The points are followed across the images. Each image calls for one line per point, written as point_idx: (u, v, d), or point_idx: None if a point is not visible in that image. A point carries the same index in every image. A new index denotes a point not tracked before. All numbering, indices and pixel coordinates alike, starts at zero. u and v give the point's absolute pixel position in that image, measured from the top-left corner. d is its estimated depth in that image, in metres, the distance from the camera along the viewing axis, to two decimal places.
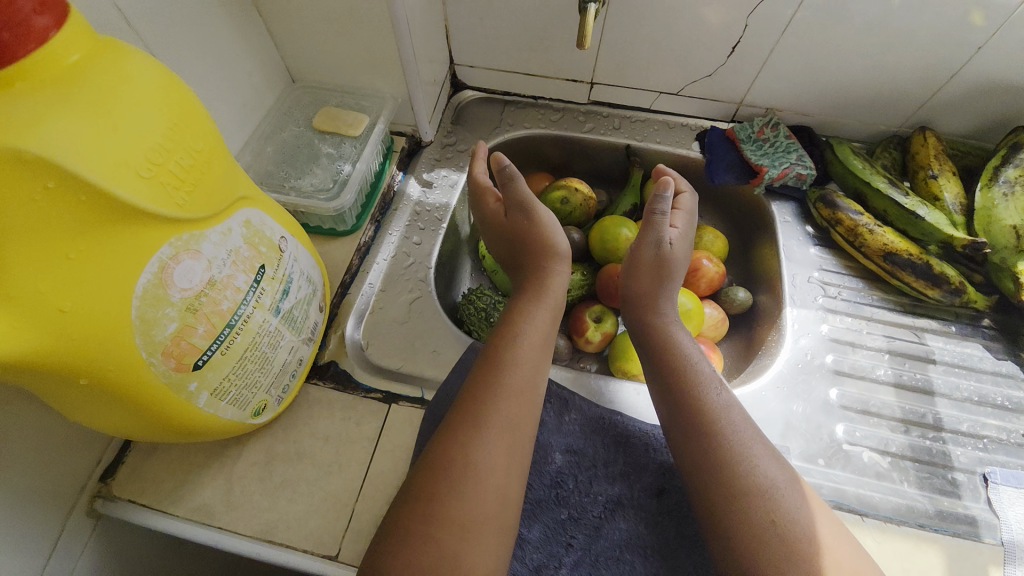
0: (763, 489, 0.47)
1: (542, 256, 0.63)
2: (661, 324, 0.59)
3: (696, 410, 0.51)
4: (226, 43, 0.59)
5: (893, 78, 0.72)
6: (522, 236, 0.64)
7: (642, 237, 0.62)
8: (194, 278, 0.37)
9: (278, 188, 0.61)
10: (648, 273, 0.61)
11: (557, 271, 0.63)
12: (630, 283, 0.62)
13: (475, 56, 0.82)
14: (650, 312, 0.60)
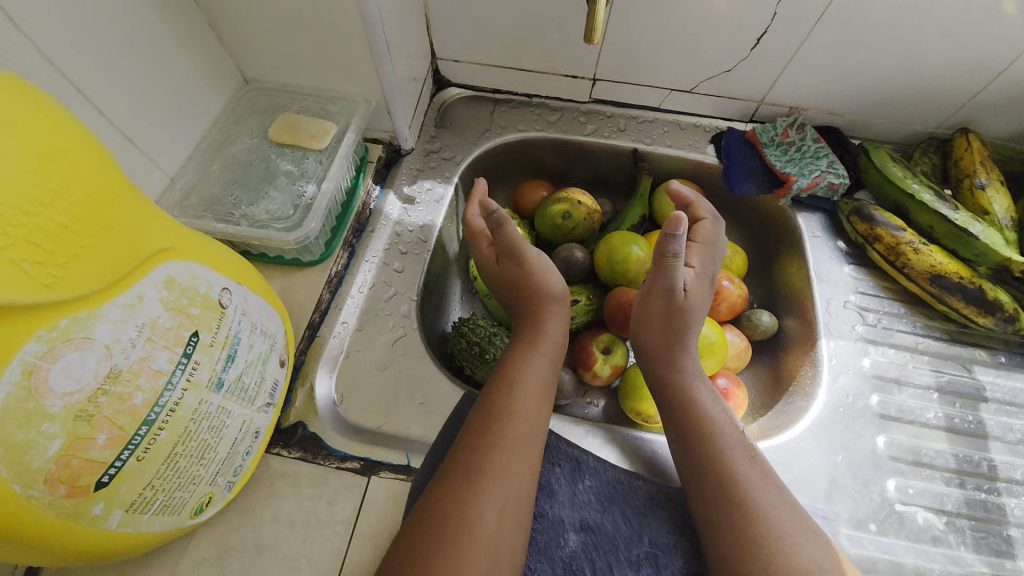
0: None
1: (538, 305, 0.56)
2: (676, 382, 0.52)
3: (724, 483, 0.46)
4: (153, 39, 0.48)
5: (938, 74, 0.63)
6: (518, 284, 0.57)
7: (650, 283, 0.53)
8: (83, 376, 0.28)
9: (226, 216, 0.51)
10: (659, 326, 0.53)
11: (554, 322, 0.56)
12: (640, 333, 0.55)
13: (460, 49, 0.72)
14: (663, 367, 0.53)
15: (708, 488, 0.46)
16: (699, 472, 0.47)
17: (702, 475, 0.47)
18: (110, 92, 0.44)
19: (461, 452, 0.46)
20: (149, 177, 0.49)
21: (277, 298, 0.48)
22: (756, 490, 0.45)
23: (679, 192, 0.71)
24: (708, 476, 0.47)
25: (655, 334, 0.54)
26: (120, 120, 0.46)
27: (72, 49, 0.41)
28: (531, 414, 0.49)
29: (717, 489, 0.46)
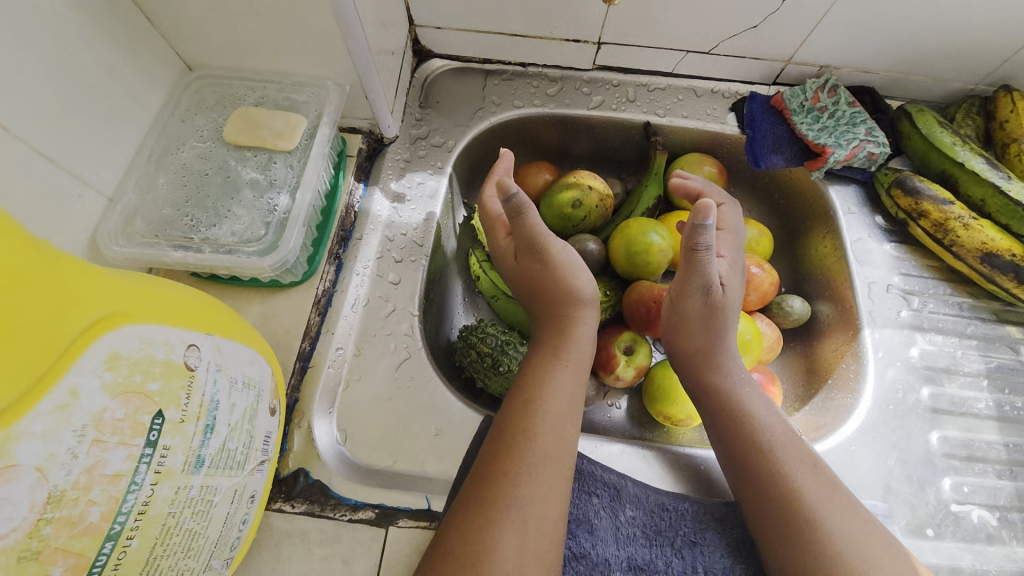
0: None
1: (563, 308, 0.48)
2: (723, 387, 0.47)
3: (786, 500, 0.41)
4: (59, 25, 0.38)
5: (991, 22, 0.56)
6: (537, 285, 0.49)
7: (682, 280, 0.47)
8: (15, 512, 0.22)
9: (184, 240, 0.43)
10: (698, 326, 0.47)
11: (582, 329, 0.48)
12: (675, 335, 0.49)
13: (441, 14, 0.61)
14: (707, 371, 0.48)
15: (769, 503, 0.42)
16: (753, 481, 0.43)
17: (762, 489, 0.43)
18: (11, 101, 0.35)
19: (483, 489, 0.39)
20: (82, 202, 0.41)
21: (258, 334, 0.40)
22: (822, 506, 0.41)
23: (699, 168, 0.64)
24: (768, 491, 0.42)
25: (693, 334, 0.48)
26: (34, 136, 0.37)
27: None
28: (561, 438, 0.42)
29: (779, 505, 0.41)
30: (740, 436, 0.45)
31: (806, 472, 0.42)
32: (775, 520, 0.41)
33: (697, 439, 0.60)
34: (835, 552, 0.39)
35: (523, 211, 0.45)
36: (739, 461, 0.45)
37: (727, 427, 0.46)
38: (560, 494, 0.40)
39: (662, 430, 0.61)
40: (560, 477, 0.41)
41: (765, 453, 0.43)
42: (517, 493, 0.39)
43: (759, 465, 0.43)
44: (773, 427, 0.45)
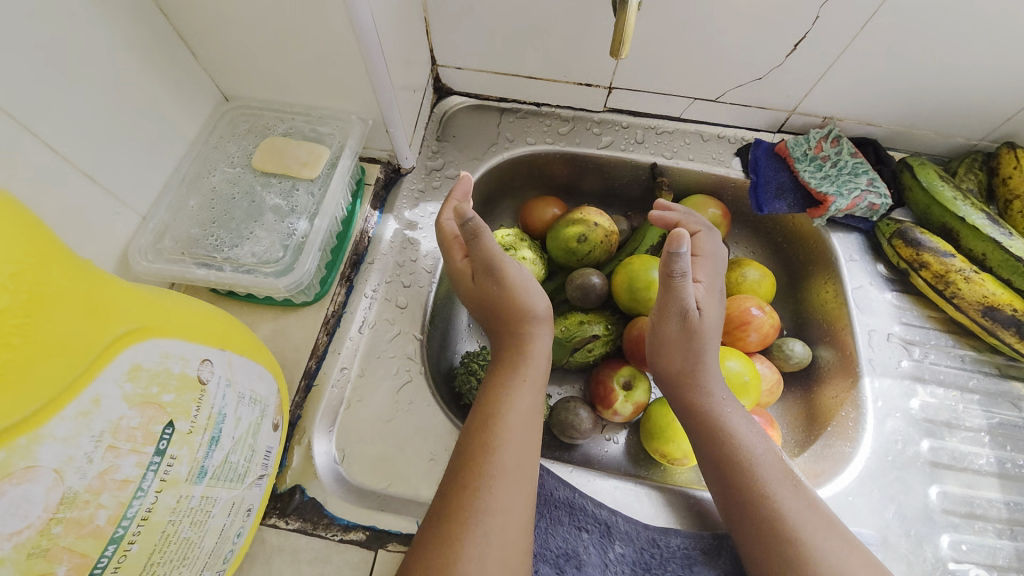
0: None
1: (518, 326, 0.48)
2: (697, 402, 0.48)
3: (769, 524, 0.42)
4: (113, 60, 0.42)
5: (991, 85, 0.58)
6: (491, 305, 0.49)
7: (660, 304, 0.48)
8: (30, 511, 0.23)
9: (207, 259, 0.46)
10: (676, 347, 0.48)
11: (538, 345, 0.48)
12: (653, 353, 0.50)
13: (462, 56, 0.65)
14: (682, 388, 0.49)
15: (753, 526, 0.43)
16: (737, 504, 0.44)
17: (740, 507, 0.44)
18: (64, 126, 0.38)
19: (447, 503, 0.39)
20: (117, 218, 0.44)
21: (268, 352, 0.42)
22: (796, 519, 0.42)
23: (703, 210, 0.66)
24: (752, 514, 0.43)
25: (675, 356, 0.49)
26: (80, 158, 0.40)
27: (14, 78, 0.34)
28: (522, 450, 0.42)
29: (758, 523, 0.42)
30: (716, 454, 0.46)
31: (776, 485, 0.44)
32: (755, 539, 0.42)
33: (692, 478, 0.60)
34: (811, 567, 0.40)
35: (480, 237, 0.46)
36: (717, 479, 0.46)
37: (703, 445, 0.47)
38: (524, 505, 0.40)
39: (658, 467, 0.61)
40: (522, 488, 0.41)
41: (749, 478, 0.44)
42: (480, 506, 0.38)
43: (736, 483, 0.44)
44: (746, 440, 0.46)
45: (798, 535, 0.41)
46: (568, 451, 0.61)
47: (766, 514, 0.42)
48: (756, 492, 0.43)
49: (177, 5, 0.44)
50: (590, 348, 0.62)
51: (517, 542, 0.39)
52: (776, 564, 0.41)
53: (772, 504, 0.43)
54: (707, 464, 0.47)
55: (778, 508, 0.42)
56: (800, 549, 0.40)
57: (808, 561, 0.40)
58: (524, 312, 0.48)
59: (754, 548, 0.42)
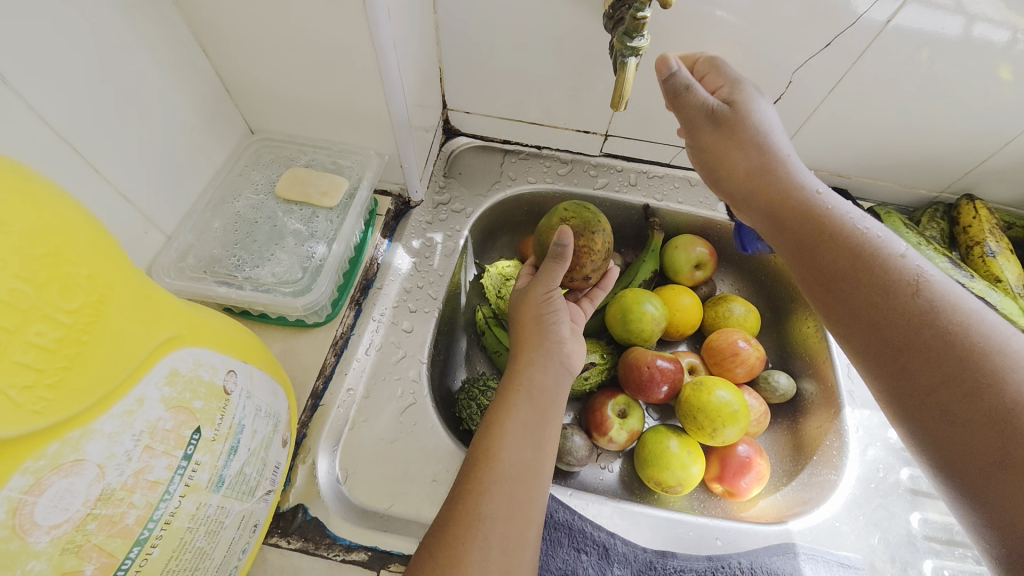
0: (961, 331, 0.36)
1: (536, 331, 0.49)
2: (837, 238, 0.43)
3: (861, 265, 0.41)
4: (155, 91, 0.45)
5: (943, 144, 0.65)
6: (514, 313, 0.53)
7: (733, 125, 0.49)
8: (71, 504, 0.24)
9: (228, 278, 0.48)
10: (750, 173, 0.49)
11: (539, 356, 0.48)
12: (751, 204, 0.50)
13: (472, 102, 0.71)
14: (814, 233, 0.44)
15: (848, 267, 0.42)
16: (828, 254, 0.43)
17: (891, 341, 0.39)
18: (105, 147, 0.41)
19: (454, 510, 0.39)
20: (144, 237, 0.46)
21: (283, 369, 0.43)
22: (946, 310, 0.37)
23: (691, 249, 0.70)
24: (843, 257, 0.42)
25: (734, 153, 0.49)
26: (117, 177, 0.43)
27: (68, 102, 0.38)
28: (528, 458, 0.42)
29: (947, 376, 0.35)
30: (830, 253, 0.43)
31: (967, 319, 0.37)
32: (906, 359, 0.38)
33: (686, 507, 0.61)
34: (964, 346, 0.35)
35: (552, 266, 0.52)
36: (863, 336, 0.40)
37: (843, 296, 0.42)
38: (531, 521, 0.40)
39: (653, 495, 0.62)
40: (529, 502, 0.40)
41: (835, 232, 0.44)
42: (483, 512, 0.38)
43: (895, 334, 0.38)
44: (917, 270, 0.40)
45: (1004, 375, 0.34)
46: (565, 478, 0.62)
47: (952, 355, 0.36)
48: (937, 335, 0.37)
49: (219, 46, 0.49)
50: (586, 375, 0.63)
51: (518, 556, 0.38)
52: (962, 424, 0.34)
53: (922, 307, 0.38)
54: (855, 316, 0.41)
55: (858, 245, 0.42)
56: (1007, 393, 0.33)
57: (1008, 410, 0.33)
58: (544, 312, 0.50)
59: (929, 411, 0.36)
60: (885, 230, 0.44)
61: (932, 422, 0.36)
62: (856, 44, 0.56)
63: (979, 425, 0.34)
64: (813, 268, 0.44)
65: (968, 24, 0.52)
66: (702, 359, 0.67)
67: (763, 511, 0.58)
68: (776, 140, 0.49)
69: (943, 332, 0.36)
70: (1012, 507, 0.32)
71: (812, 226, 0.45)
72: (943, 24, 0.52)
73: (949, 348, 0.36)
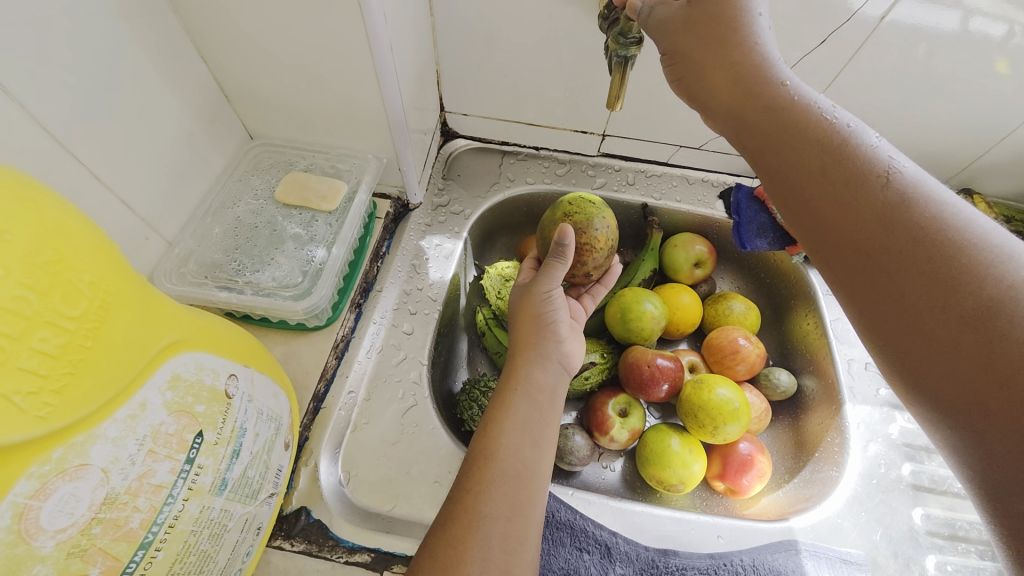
0: (935, 227, 0.32)
1: (534, 329, 0.49)
2: (805, 131, 0.38)
3: (829, 164, 0.36)
4: (155, 98, 0.46)
5: (940, 139, 0.65)
6: (513, 312, 0.53)
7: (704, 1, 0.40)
8: (76, 508, 0.25)
9: (228, 282, 0.49)
10: (716, 59, 0.40)
11: (535, 355, 0.48)
12: (712, 102, 0.42)
13: (470, 104, 0.71)
14: (781, 131, 0.38)
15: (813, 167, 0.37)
16: (795, 156, 0.38)
17: (858, 245, 0.34)
18: (105, 154, 0.42)
19: (454, 510, 0.39)
20: (146, 243, 0.47)
21: (284, 372, 0.43)
22: (920, 207, 0.33)
23: (690, 247, 0.70)
24: (810, 156, 0.37)
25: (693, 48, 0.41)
26: (118, 184, 0.43)
27: (68, 111, 0.38)
28: (528, 457, 0.42)
29: (921, 277, 0.31)
30: (796, 153, 0.38)
31: (944, 216, 0.32)
32: (876, 264, 0.33)
33: (689, 504, 0.61)
34: (939, 245, 0.31)
35: (555, 266, 0.52)
36: (830, 241, 0.36)
37: (809, 197, 0.37)
38: (532, 520, 0.40)
39: (655, 493, 0.62)
40: (530, 502, 0.40)
41: (800, 128, 0.38)
42: (484, 511, 0.38)
43: (864, 237, 0.34)
44: (887, 163, 0.35)
45: (983, 275, 0.30)
46: (567, 478, 0.62)
47: (924, 254, 0.32)
48: (908, 233, 0.32)
49: (218, 53, 0.49)
50: (587, 375, 0.63)
51: (519, 554, 0.38)
52: (936, 330, 0.31)
53: (893, 206, 0.33)
54: (823, 221, 0.36)
55: (827, 143, 0.37)
56: (986, 292, 0.29)
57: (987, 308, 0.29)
58: (542, 312, 0.50)
59: (904, 321, 0.32)
60: (854, 122, 0.38)
61: (909, 334, 0.32)
62: (853, 39, 0.56)
63: (956, 328, 0.30)
64: (779, 169, 0.39)
65: (966, 18, 0.52)
66: (702, 357, 0.67)
67: (765, 508, 0.58)
68: (751, 15, 0.40)
69: (914, 230, 0.32)
70: (996, 421, 0.28)
71: (778, 124, 0.39)
72: (940, 19, 0.52)
73: (921, 247, 0.32)
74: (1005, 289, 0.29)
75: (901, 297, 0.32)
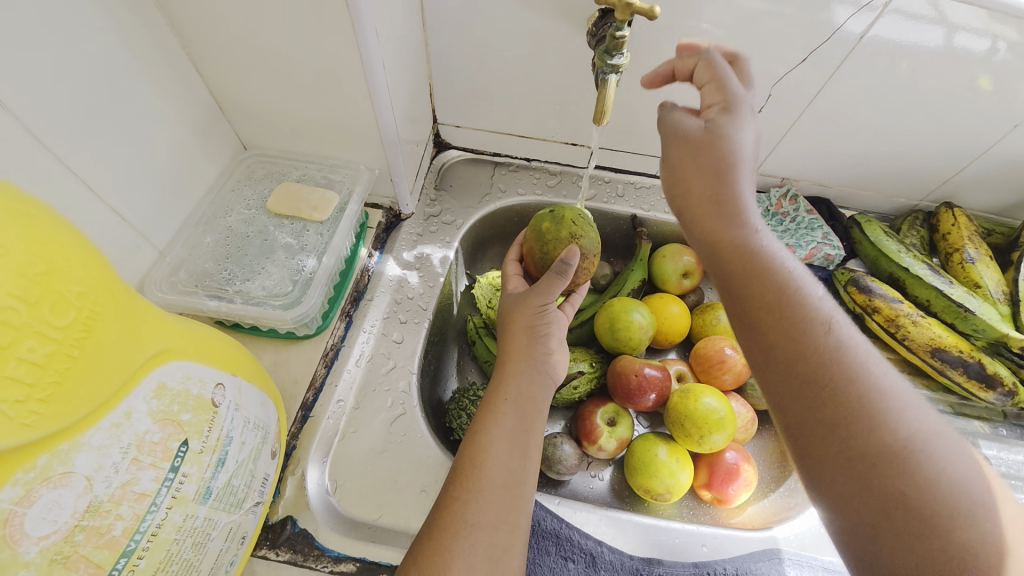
0: (877, 401, 0.33)
1: (526, 342, 0.50)
2: (770, 276, 0.38)
3: (787, 315, 0.37)
4: (148, 109, 0.46)
5: (921, 154, 0.67)
6: (505, 319, 0.53)
7: (706, 141, 0.42)
8: (60, 515, 0.25)
9: (219, 291, 0.49)
10: (702, 186, 0.42)
11: (524, 365, 0.48)
12: (691, 226, 0.43)
13: (462, 116, 0.72)
14: (747, 271, 0.39)
15: (771, 313, 0.37)
16: (757, 299, 0.38)
17: (803, 400, 0.35)
18: (98, 164, 0.42)
19: (438, 518, 0.39)
20: (137, 252, 0.47)
21: (272, 381, 0.43)
22: (866, 379, 0.34)
23: (678, 258, 0.71)
24: (771, 300, 0.38)
25: (689, 176, 0.42)
26: (110, 194, 0.43)
27: (59, 119, 0.38)
28: (514, 467, 0.42)
29: (854, 447, 0.33)
30: (757, 299, 0.38)
31: (882, 390, 0.34)
32: (815, 422, 0.35)
33: (676, 514, 0.61)
34: (876, 421, 0.33)
35: (553, 281, 0.50)
36: (777, 363, 0.37)
37: (760, 318, 0.38)
38: (516, 528, 0.40)
39: (642, 503, 0.63)
40: (515, 511, 0.41)
41: (766, 274, 0.38)
42: (469, 519, 0.39)
43: (809, 367, 0.35)
44: (838, 321, 0.37)
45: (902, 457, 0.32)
46: (555, 488, 0.62)
47: (858, 429, 0.33)
48: (844, 372, 0.34)
49: (213, 66, 0.50)
50: (575, 385, 0.64)
51: (504, 562, 0.38)
52: (861, 463, 0.33)
53: (842, 369, 0.35)
54: (769, 358, 0.37)
55: (788, 294, 0.37)
56: (901, 473, 0.32)
57: (904, 452, 0.32)
58: (533, 324, 0.51)
59: (830, 477, 0.34)
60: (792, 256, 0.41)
61: (835, 491, 0.34)
62: (835, 53, 0.57)
63: (867, 484, 0.32)
64: (739, 304, 0.39)
65: (950, 35, 0.54)
66: (690, 367, 0.68)
67: (750, 517, 0.59)
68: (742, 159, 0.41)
69: (852, 370, 0.34)
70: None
71: (745, 263, 0.39)
72: (923, 35, 0.54)
73: (859, 416, 0.33)
74: (919, 479, 0.31)
75: (831, 458, 0.34)
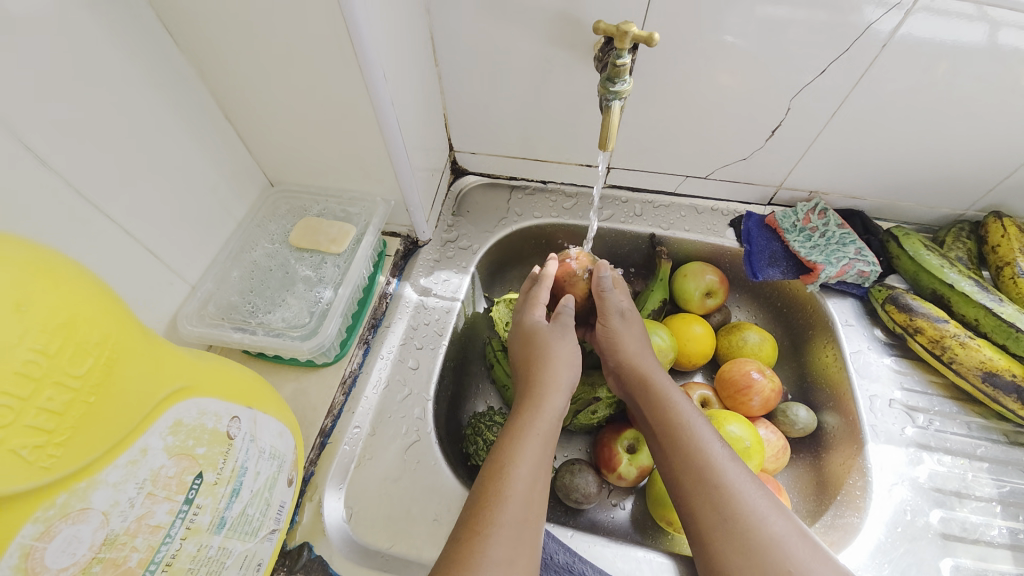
0: (740, 506, 0.43)
1: (549, 371, 0.52)
2: (668, 406, 0.50)
3: (677, 435, 0.48)
4: (178, 155, 0.50)
5: (963, 161, 0.63)
6: (530, 348, 0.55)
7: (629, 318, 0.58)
8: (78, 548, 0.27)
9: (242, 323, 0.52)
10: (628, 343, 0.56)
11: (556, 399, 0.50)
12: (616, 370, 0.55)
13: (477, 143, 0.74)
14: (653, 403, 0.51)
15: (669, 437, 0.48)
16: (660, 429, 0.49)
17: (691, 506, 0.44)
18: (132, 208, 0.46)
19: (455, 552, 0.39)
20: (170, 287, 0.51)
21: (290, 410, 0.45)
22: (733, 488, 0.44)
23: (701, 276, 0.69)
24: (668, 424, 0.49)
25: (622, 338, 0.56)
26: (143, 235, 0.47)
27: (95, 170, 0.42)
28: (531, 502, 0.42)
29: (727, 543, 0.41)
30: (662, 428, 0.49)
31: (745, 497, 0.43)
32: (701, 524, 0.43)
33: None
34: (741, 522, 0.42)
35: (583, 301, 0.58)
36: (684, 475, 0.46)
37: (668, 437, 0.48)
38: (526, 566, 0.39)
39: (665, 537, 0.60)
40: (526, 548, 0.40)
41: (667, 405, 0.50)
42: (487, 555, 0.38)
43: (693, 475, 0.45)
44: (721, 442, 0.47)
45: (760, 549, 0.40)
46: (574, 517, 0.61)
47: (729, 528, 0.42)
48: (717, 480, 0.44)
49: (239, 111, 0.54)
50: (593, 410, 0.62)
51: None
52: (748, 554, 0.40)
53: (715, 477, 0.44)
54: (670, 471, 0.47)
55: (680, 421, 0.48)
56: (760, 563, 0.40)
57: (774, 545, 0.40)
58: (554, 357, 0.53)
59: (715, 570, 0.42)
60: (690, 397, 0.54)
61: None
62: (861, 59, 0.54)
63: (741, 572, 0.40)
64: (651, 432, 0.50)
65: (992, 31, 0.50)
66: (715, 392, 0.65)
67: None
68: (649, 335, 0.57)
69: (722, 477, 0.44)
70: None
71: (654, 399, 0.51)
72: (962, 33, 0.50)
73: (727, 518, 0.42)
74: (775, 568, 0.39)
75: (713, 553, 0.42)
